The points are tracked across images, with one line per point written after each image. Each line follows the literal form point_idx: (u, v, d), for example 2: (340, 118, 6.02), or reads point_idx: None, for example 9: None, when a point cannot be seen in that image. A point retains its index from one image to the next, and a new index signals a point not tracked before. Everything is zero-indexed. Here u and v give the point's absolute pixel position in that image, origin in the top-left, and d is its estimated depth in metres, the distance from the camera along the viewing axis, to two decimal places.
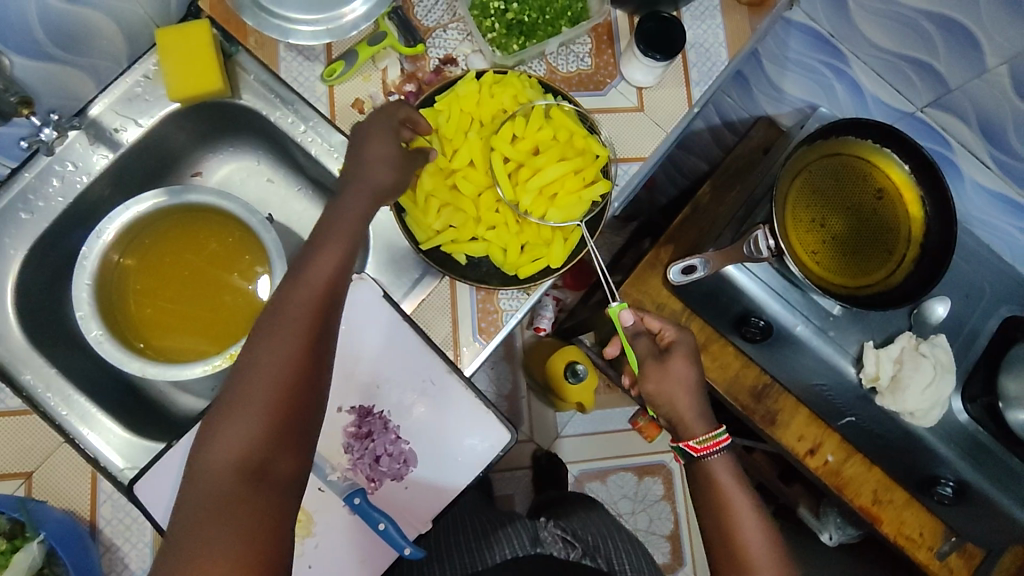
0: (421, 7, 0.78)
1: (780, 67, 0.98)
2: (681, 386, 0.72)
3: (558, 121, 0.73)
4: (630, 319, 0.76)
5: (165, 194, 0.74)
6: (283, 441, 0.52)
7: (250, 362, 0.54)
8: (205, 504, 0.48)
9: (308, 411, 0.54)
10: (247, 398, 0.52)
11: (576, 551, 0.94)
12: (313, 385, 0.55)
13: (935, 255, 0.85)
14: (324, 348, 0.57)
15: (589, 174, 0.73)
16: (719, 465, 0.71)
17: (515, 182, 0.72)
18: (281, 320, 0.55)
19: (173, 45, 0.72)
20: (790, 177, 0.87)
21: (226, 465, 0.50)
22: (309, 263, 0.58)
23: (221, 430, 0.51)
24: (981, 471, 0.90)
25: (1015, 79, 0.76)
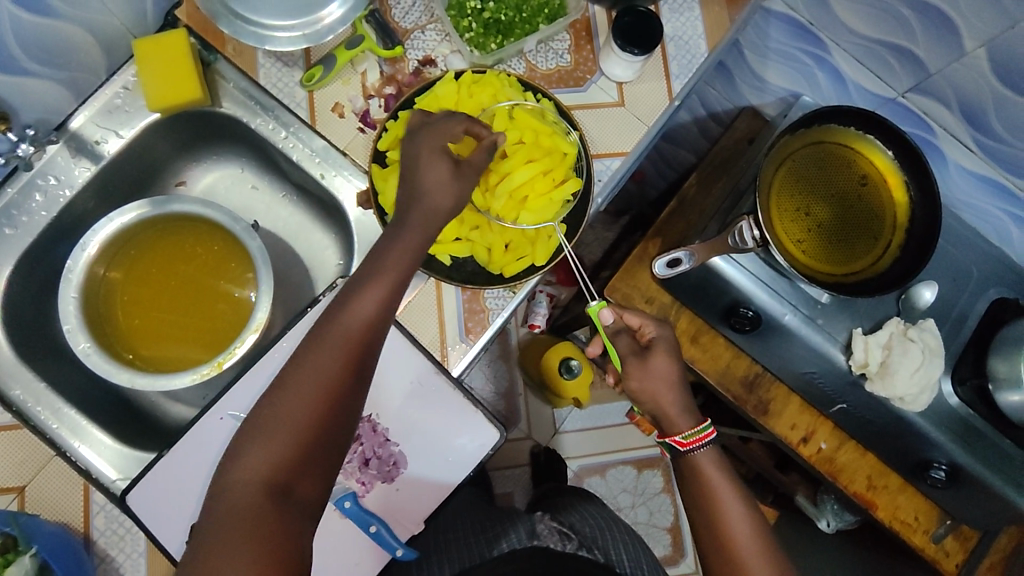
0: (398, 9, 0.78)
1: (761, 57, 0.98)
2: (663, 382, 0.72)
3: (522, 122, 0.71)
4: (609, 317, 0.75)
5: (148, 204, 0.74)
6: (308, 465, 0.52)
7: (293, 378, 0.55)
8: (232, 516, 0.48)
9: (340, 433, 0.55)
10: (280, 419, 0.53)
11: (573, 543, 0.92)
12: (346, 411, 0.55)
13: (921, 239, 0.86)
14: (363, 374, 0.57)
15: (559, 174, 0.72)
16: (705, 459, 0.71)
17: (483, 188, 0.71)
18: (322, 342, 0.56)
19: (151, 56, 0.72)
20: (773, 168, 0.88)
21: (251, 483, 0.50)
22: (354, 286, 0.59)
23: (252, 444, 0.52)
24: (973, 453, 0.90)
25: (993, 61, 0.76)
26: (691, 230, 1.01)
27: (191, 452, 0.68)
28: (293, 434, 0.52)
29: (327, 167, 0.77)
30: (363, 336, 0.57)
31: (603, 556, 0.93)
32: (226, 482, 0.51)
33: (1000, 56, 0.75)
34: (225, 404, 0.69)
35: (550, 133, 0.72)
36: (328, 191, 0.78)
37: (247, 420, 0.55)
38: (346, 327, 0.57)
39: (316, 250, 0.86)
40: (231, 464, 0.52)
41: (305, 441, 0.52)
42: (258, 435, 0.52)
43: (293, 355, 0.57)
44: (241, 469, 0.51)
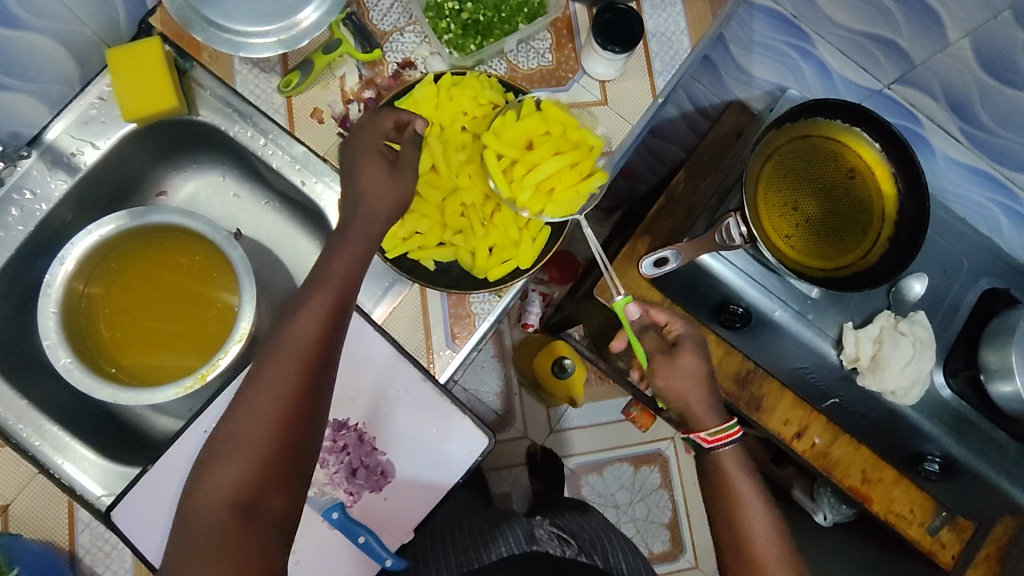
0: (376, 11, 0.77)
1: (747, 51, 0.97)
2: (690, 380, 0.72)
3: (551, 114, 0.72)
4: (636, 312, 0.77)
5: (127, 215, 0.72)
6: (273, 480, 0.52)
7: (250, 394, 0.54)
8: (199, 539, 0.48)
9: (302, 443, 0.54)
10: (240, 439, 0.52)
11: (572, 549, 0.94)
12: (309, 422, 0.55)
13: (910, 231, 0.85)
14: (321, 383, 0.56)
15: (587, 167, 0.71)
16: (729, 457, 0.72)
17: (510, 179, 0.70)
18: (276, 355, 0.55)
19: (125, 64, 0.71)
20: (761, 163, 0.86)
21: (216, 508, 0.50)
22: (306, 297, 0.58)
23: (215, 464, 0.51)
24: (967, 445, 0.90)
25: (978, 51, 0.75)
26: (679, 228, 1.00)
27: (174, 467, 0.68)
28: (255, 453, 0.52)
29: (307, 174, 0.77)
30: (318, 346, 0.56)
31: (602, 562, 0.94)
32: (191, 507, 0.50)
33: (985, 46, 0.74)
34: (208, 417, 0.69)
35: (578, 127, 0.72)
36: (310, 198, 0.77)
37: (208, 441, 0.54)
38: (302, 339, 0.55)
39: (300, 257, 0.85)
40: (195, 488, 0.51)
41: (268, 459, 0.52)
42: (218, 458, 0.52)
43: (248, 371, 0.56)
44: (205, 491, 0.51)
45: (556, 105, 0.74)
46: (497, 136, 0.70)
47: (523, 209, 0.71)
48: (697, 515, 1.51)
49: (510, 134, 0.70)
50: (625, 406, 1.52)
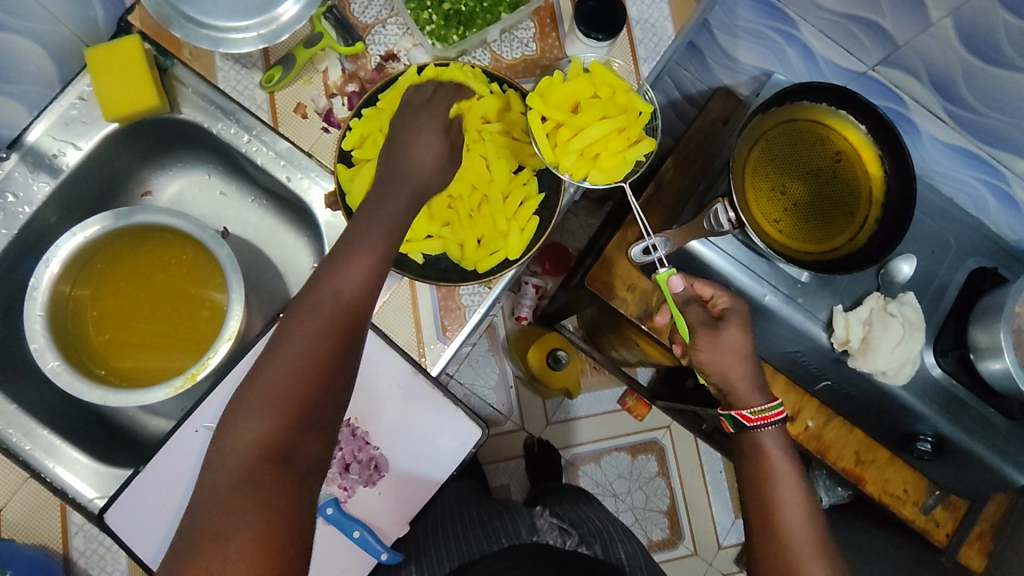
0: (357, 4, 0.76)
1: (732, 36, 0.96)
2: (733, 355, 0.76)
3: (600, 77, 0.72)
4: (678, 284, 0.79)
5: (111, 217, 0.71)
6: (305, 429, 0.52)
7: (289, 344, 0.54)
8: (230, 481, 0.49)
9: (336, 395, 0.54)
10: (267, 390, 0.52)
11: (572, 540, 0.93)
12: (338, 379, 0.55)
13: (896, 212, 0.85)
14: (353, 340, 0.56)
15: (634, 133, 0.71)
16: (769, 437, 0.76)
17: (555, 143, 0.71)
18: (309, 313, 0.56)
19: (105, 63, 0.71)
20: (747, 149, 0.86)
21: (243, 457, 0.50)
22: (338, 260, 0.58)
23: (250, 408, 0.52)
24: (958, 424, 0.91)
25: (960, 31, 0.75)
26: (669, 217, 1.00)
27: (167, 466, 0.68)
28: (283, 405, 0.52)
29: (293, 170, 0.76)
30: (351, 307, 0.57)
31: (602, 553, 0.93)
32: (220, 454, 0.51)
33: (967, 26, 0.74)
34: (199, 416, 0.68)
35: (626, 91, 0.72)
36: (296, 194, 0.77)
37: (237, 392, 0.54)
38: (336, 298, 0.56)
39: (289, 253, 0.85)
40: (224, 436, 0.51)
41: (301, 407, 0.52)
42: (247, 408, 0.52)
43: (287, 321, 0.56)
44: (238, 434, 0.51)
45: (606, 67, 0.74)
46: (543, 99, 0.71)
47: (566, 174, 0.72)
48: (695, 502, 1.51)
49: (557, 97, 0.71)
50: (620, 396, 1.53)
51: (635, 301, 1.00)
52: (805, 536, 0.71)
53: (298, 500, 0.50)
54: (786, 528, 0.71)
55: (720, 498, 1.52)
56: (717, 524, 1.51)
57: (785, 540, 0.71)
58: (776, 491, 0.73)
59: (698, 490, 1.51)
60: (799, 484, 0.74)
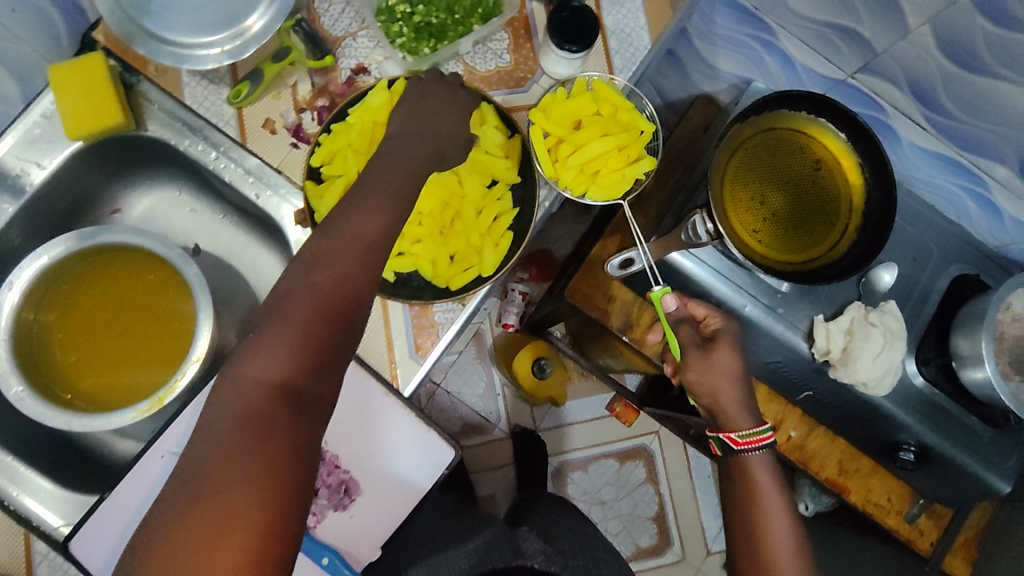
0: (327, 17, 0.75)
1: (710, 44, 0.95)
2: (723, 377, 0.75)
3: (603, 94, 0.74)
4: (672, 303, 0.78)
5: (75, 237, 0.71)
6: (318, 372, 0.50)
7: (304, 283, 0.52)
8: (239, 418, 0.47)
9: (346, 340, 0.53)
10: (277, 331, 0.50)
11: (556, 565, 0.91)
12: (348, 327, 0.52)
13: (875, 223, 0.84)
14: (367, 287, 0.54)
15: (634, 151, 0.75)
16: (757, 461, 0.74)
17: (556, 159, 0.75)
18: (323, 254, 0.53)
19: (68, 81, 0.69)
20: (726, 157, 0.85)
21: (248, 398, 0.47)
22: (355, 204, 0.55)
23: (259, 347, 0.49)
24: (940, 433, 0.92)
25: (939, 38, 0.72)
26: (651, 227, 0.99)
27: (133, 492, 0.68)
28: (292, 350, 0.49)
29: (262, 187, 0.74)
30: (368, 252, 0.54)
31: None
32: (222, 392, 0.48)
33: (945, 32, 0.71)
34: (164, 442, 0.69)
35: (629, 108, 0.74)
36: (265, 212, 0.75)
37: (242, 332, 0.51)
38: (352, 242, 0.54)
39: (262, 271, 0.84)
40: (227, 375, 0.49)
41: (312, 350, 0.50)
42: (253, 347, 0.49)
43: (299, 257, 0.54)
44: (248, 370, 0.48)
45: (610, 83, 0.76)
46: (546, 116, 0.75)
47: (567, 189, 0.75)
48: (684, 509, 1.50)
49: (558, 114, 0.74)
50: (608, 402, 1.51)
51: (616, 312, 0.99)
52: (784, 551, 0.70)
53: (304, 448, 0.48)
54: (766, 547, 0.70)
55: (708, 504, 1.51)
56: (706, 530, 1.50)
57: (765, 555, 0.70)
58: (756, 505, 0.72)
59: (687, 497, 1.51)
60: (781, 500, 0.73)
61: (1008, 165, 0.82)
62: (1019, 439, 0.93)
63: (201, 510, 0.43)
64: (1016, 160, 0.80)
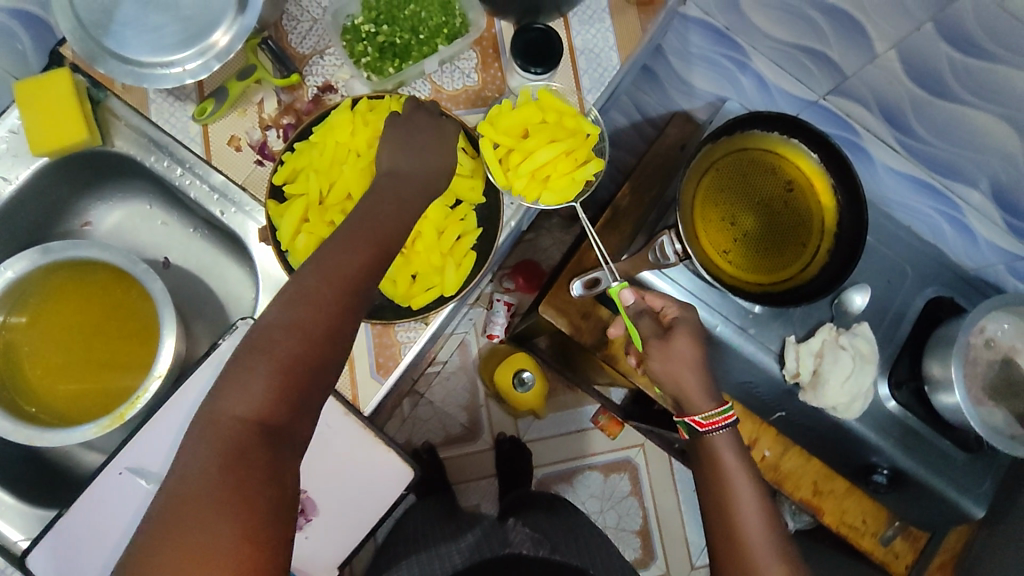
0: (295, 35, 0.75)
1: (686, 62, 0.95)
2: (684, 364, 0.74)
3: (547, 102, 0.72)
4: (631, 297, 0.79)
5: (40, 252, 0.72)
6: (294, 411, 0.51)
7: (285, 320, 0.51)
8: (213, 457, 0.47)
9: (325, 378, 0.52)
10: (254, 369, 0.49)
11: (545, 548, 0.95)
12: (327, 367, 0.52)
13: (846, 246, 0.84)
14: (349, 326, 0.54)
15: (582, 154, 0.72)
16: (722, 441, 0.73)
17: (505, 167, 0.71)
18: (304, 292, 0.52)
19: (34, 98, 0.70)
20: (698, 177, 0.85)
21: (224, 441, 0.48)
22: (338, 240, 0.55)
23: (236, 385, 0.49)
24: (916, 458, 0.90)
25: (905, 64, 0.73)
26: (625, 244, 0.98)
27: (88, 508, 0.68)
28: (268, 390, 0.49)
29: (227, 204, 0.75)
30: (351, 291, 0.53)
31: (578, 559, 0.94)
32: (198, 431, 0.49)
33: (911, 58, 0.71)
34: (123, 458, 0.68)
35: (574, 113, 0.72)
36: (230, 228, 0.75)
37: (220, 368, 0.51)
38: (333, 279, 0.53)
39: (231, 285, 0.84)
40: (201, 415, 0.49)
41: (290, 390, 0.50)
42: (231, 385, 0.49)
43: (282, 293, 0.53)
44: (225, 409, 0.48)
45: (552, 93, 0.74)
46: (493, 126, 0.72)
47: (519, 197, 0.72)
48: (669, 524, 1.48)
49: (506, 124, 0.71)
50: (592, 414, 1.50)
51: (589, 328, 0.99)
52: (759, 541, 0.67)
53: (279, 486, 0.48)
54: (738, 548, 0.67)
55: (692, 517, 1.49)
56: (690, 544, 1.48)
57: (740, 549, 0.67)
58: (728, 503, 0.70)
59: (672, 510, 1.48)
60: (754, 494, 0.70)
61: (982, 190, 0.81)
62: (994, 464, 0.91)
63: (174, 553, 0.44)
64: (989, 186, 0.80)
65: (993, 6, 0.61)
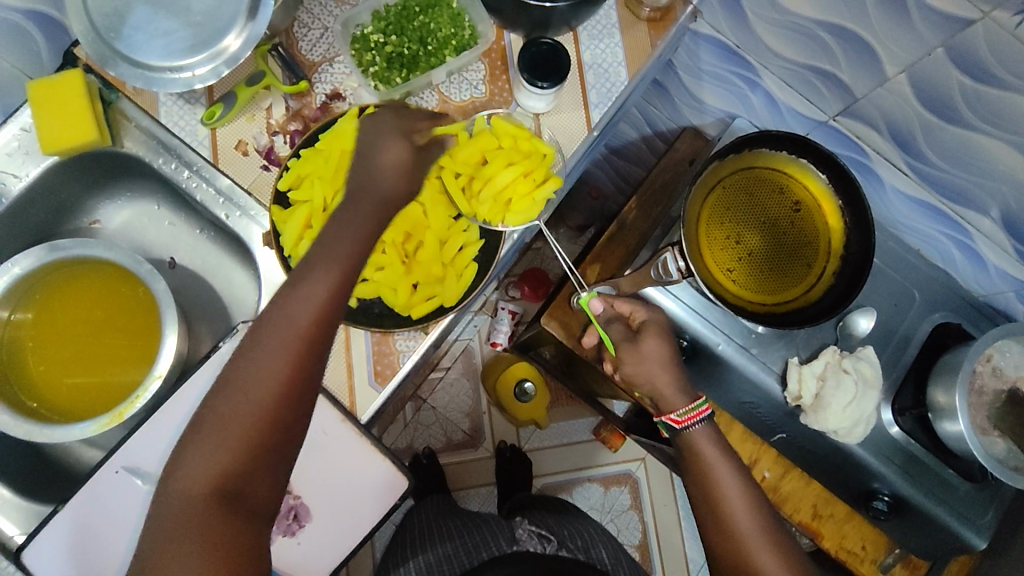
0: (305, 42, 0.76)
1: (696, 78, 0.95)
2: (657, 364, 0.75)
3: (499, 129, 0.72)
4: (599, 306, 0.80)
5: (46, 250, 0.73)
6: (258, 468, 0.51)
7: (240, 377, 0.52)
8: (178, 522, 0.48)
9: (288, 431, 0.53)
10: (221, 424, 0.51)
11: (551, 545, 0.98)
12: (298, 407, 0.53)
13: (853, 269, 0.83)
14: (319, 362, 0.54)
15: (540, 174, 0.71)
16: (701, 435, 0.73)
17: (467, 195, 0.71)
18: (265, 340, 0.53)
19: (47, 98, 0.71)
20: (703, 194, 0.85)
21: (196, 494, 0.49)
22: (305, 275, 0.54)
23: (198, 448, 0.51)
24: (918, 486, 0.88)
25: (917, 88, 0.72)
26: (630, 258, 0.97)
27: (85, 505, 0.68)
28: (227, 451, 0.50)
29: (232, 207, 0.75)
30: (316, 329, 0.54)
31: (584, 555, 0.97)
32: (166, 495, 0.50)
33: (922, 82, 0.71)
34: (120, 457, 0.69)
35: (528, 136, 0.72)
36: (235, 232, 0.76)
37: (197, 412, 0.53)
38: (297, 326, 0.53)
39: (235, 287, 0.84)
40: (174, 470, 0.51)
41: (250, 448, 0.51)
42: (202, 439, 0.51)
43: (238, 350, 0.54)
44: (188, 473, 0.50)
45: (505, 119, 0.74)
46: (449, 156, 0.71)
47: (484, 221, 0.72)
48: (669, 540, 1.47)
49: (463, 154, 0.70)
50: (595, 426, 1.49)
51: None
52: (751, 526, 0.67)
53: (244, 544, 0.49)
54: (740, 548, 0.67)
55: (692, 533, 1.47)
56: (689, 560, 1.46)
57: (740, 548, 0.67)
58: (719, 504, 0.69)
59: (671, 525, 1.47)
60: (736, 478, 0.71)
61: (992, 217, 0.80)
62: (998, 495, 0.90)
63: None
64: (999, 213, 0.79)
65: (1004, 32, 0.61)
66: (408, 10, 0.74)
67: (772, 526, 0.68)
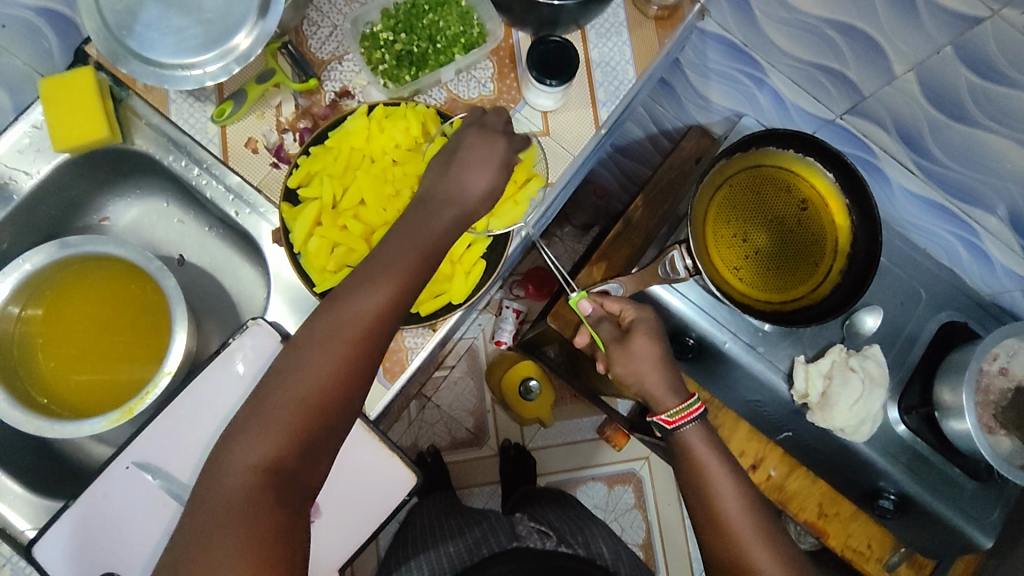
0: (314, 40, 0.76)
1: (703, 76, 0.95)
2: (647, 362, 0.74)
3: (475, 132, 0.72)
4: (588, 306, 0.79)
5: (58, 246, 0.73)
6: (308, 455, 0.53)
7: (299, 365, 0.54)
8: (228, 500, 0.50)
9: (338, 421, 0.54)
10: (276, 408, 0.53)
11: (551, 540, 0.98)
12: (351, 398, 0.55)
13: (860, 267, 0.83)
14: (370, 366, 0.56)
15: (522, 174, 0.72)
16: (693, 434, 0.73)
17: None
18: (325, 331, 0.55)
19: (57, 95, 0.71)
20: (711, 192, 0.85)
21: (247, 474, 0.51)
22: (364, 277, 0.57)
23: (252, 429, 0.52)
24: (924, 484, 0.88)
25: (924, 86, 0.72)
26: (636, 256, 0.97)
27: (95, 500, 0.68)
28: (281, 436, 0.52)
29: (241, 205, 0.75)
30: (367, 337, 0.55)
31: (585, 550, 0.97)
32: (216, 473, 0.52)
33: (929, 80, 0.71)
34: (130, 453, 0.69)
35: None
36: (244, 229, 0.76)
37: (253, 395, 0.55)
38: (358, 319, 0.55)
39: (244, 284, 0.85)
40: (227, 449, 0.52)
41: (302, 434, 0.53)
42: (258, 421, 0.52)
43: (298, 338, 0.56)
44: (242, 453, 0.52)
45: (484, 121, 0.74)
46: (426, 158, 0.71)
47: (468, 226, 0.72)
48: (673, 539, 1.47)
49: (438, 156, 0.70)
50: (599, 425, 1.49)
51: None
52: (747, 528, 0.67)
53: (288, 528, 0.50)
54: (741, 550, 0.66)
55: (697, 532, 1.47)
56: (693, 560, 1.46)
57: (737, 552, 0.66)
58: (719, 505, 0.69)
59: (675, 524, 1.47)
60: (732, 481, 0.70)
61: (999, 216, 0.81)
62: (1004, 494, 0.90)
63: None
64: (1006, 212, 0.79)
65: (1014, 31, 0.61)
66: (417, 8, 0.74)
67: (769, 528, 0.68)
